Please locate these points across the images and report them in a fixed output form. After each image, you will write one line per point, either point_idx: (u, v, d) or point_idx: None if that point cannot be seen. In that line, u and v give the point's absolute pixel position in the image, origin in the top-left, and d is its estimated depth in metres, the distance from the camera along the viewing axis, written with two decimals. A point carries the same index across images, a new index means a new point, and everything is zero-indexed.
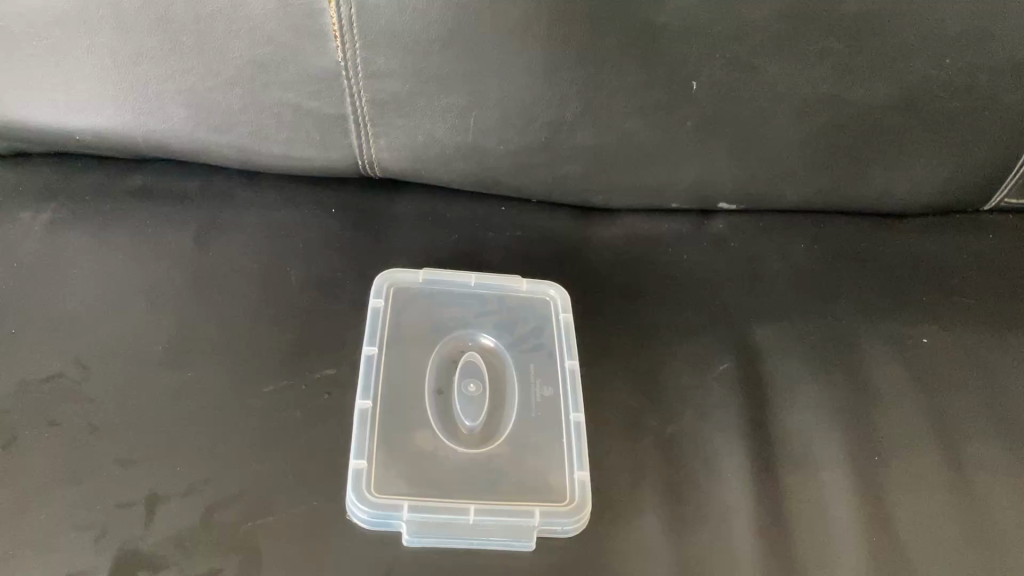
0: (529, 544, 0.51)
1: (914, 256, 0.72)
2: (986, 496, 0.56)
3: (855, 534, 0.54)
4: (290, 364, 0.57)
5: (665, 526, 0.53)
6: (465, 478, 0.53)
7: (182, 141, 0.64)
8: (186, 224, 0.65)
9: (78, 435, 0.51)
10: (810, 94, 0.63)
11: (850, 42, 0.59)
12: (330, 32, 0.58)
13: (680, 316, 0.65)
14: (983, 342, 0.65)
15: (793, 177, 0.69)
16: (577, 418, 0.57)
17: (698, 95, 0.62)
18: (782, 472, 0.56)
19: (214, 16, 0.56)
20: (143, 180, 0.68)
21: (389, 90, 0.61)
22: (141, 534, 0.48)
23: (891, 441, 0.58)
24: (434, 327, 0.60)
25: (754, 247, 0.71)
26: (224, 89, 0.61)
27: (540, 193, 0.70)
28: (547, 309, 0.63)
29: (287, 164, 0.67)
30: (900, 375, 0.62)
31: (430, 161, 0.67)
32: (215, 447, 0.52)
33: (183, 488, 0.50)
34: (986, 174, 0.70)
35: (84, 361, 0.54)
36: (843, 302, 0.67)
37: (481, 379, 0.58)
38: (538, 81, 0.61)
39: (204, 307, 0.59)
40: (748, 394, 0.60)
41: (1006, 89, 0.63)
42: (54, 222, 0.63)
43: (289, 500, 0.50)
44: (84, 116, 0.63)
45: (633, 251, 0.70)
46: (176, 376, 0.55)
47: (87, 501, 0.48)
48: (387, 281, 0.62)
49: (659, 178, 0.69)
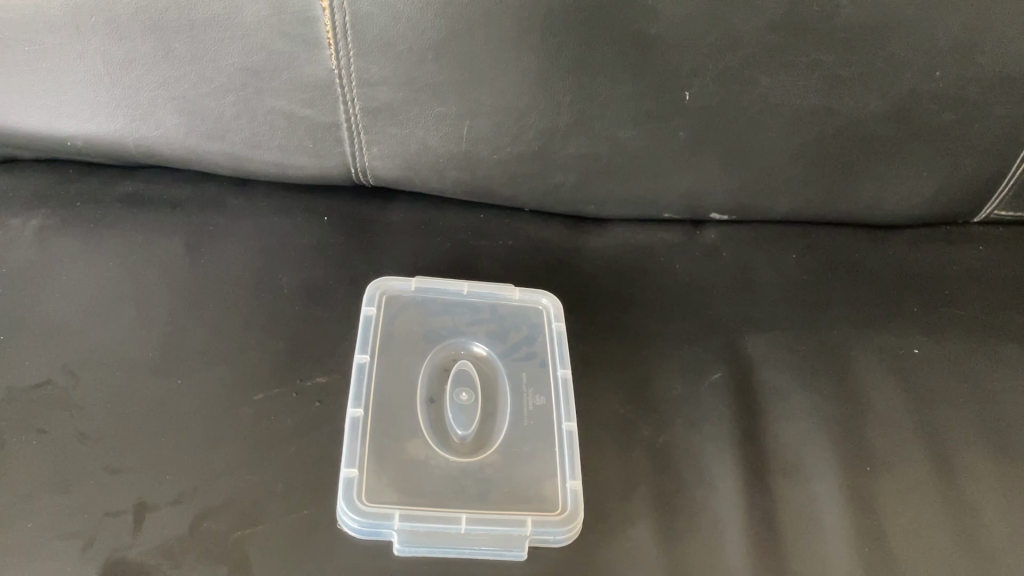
0: (522, 553, 0.51)
1: (905, 267, 0.71)
2: (979, 505, 0.55)
3: (845, 543, 0.53)
4: (281, 371, 0.57)
5: (656, 535, 0.53)
6: (455, 488, 0.52)
7: (174, 146, 0.65)
8: (179, 232, 0.65)
9: (65, 443, 0.51)
10: (802, 106, 0.63)
11: (840, 55, 0.59)
12: (324, 40, 0.57)
13: (671, 325, 0.64)
14: (977, 353, 0.64)
15: (785, 187, 0.69)
16: (570, 426, 0.56)
17: (690, 105, 0.62)
18: (772, 481, 0.56)
19: (207, 24, 0.56)
20: (134, 188, 0.68)
21: (381, 98, 0.61)
22: (129, 543, 0.48)
23: (884, 450, 0.58)
24: (426, 336, 0.60)
25: (745, 257, 0.71)
26: (217, 97, 0.61)
27: (533, 202, 0.70)
28: (539, 317, 0.63)
29: (279, 171, 0.67)
30: (891, 385, 0.62)
31: (423, 169, 0.67)
32: (204, 455, 0.52)
33: (171, 496, 0.50)
34: (979, 185, 0.69)
35: (73, 369, 0.55)
36: (835, 312, 0.67)
37: (473, 388, 0.58)
38: (531, 91, 0.61)
39: (195, 315, 0.59)
40: (740, 403, 0.60)
41: (997, 102, 0.63)
42: (46, 228, 0.63)
43: (278, 509, 0.50)
44: (76, 122, 0.63)
45: (626, 261, 0.70)
46: (165, 384, 0.55)
47: (75, 510, 0.48)
48: (379, 289, 0.62)
49: (652, 186, 0.69)
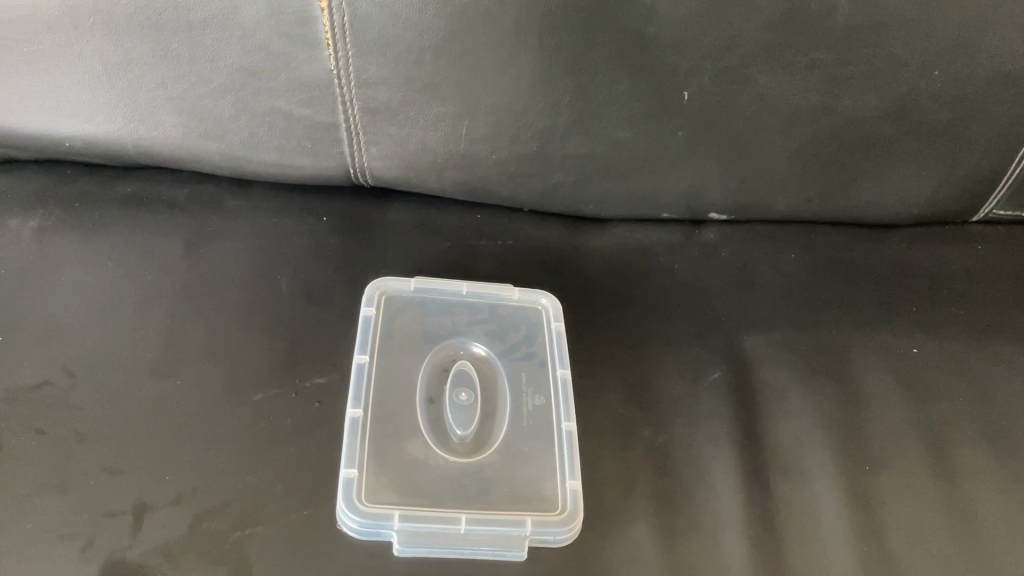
0: (522, 553, 0.51)
1: (903, 266, 0.71)
2: (978, 504, 0.55)
3: (845, 542, 0.53)
4: (280, 371, 0.56)
5: (656, 535, 0.53)
6: (455, 488, 0.52)
7: (172, 147, 0.65)
8: (178, 232, 0.65)
9: (65, 443, 0.51)
10: (800, 105, 0.63)
11: (838, 55, 0.59)
12: (322, 40, 0.57)
13: (670, 325, 0.64)
14: (976, 352, 0.64)
15: (784, 187, 0.69)
16: (569, 426, 0.56)
17: (689, 104, 0.62)
18: (771, 480, 0.56)
19: (205, 24, 0.56)
20: (132, 188, 0.68)
21: (380, 99, 0.61)
22: (129, 544, 0.47)
23: (883, 449, 0.58)
24: (425, 337, 0.60)
25: (745, 256, 0.71)
26: (216, 97, 0.61)
27: (531, 202, 0.70)
28: (538, 317, 0.63)
29: (278, 171, 0.67)
30: (890, 384, 0.62)
31: (422, 170, 0.67)
32: (204, 455, 0.52)
33: (171, 497, 0.50)
34: (977, 184, 0.69)
35: (72, 369, 0.55)
36: (833, 312, 0.67)
37: (472, 388, 0.58)
38: (530, 91, 0.61)
39: (194, 315, 0.59)
40: (739, 403, 0.60)
41: (994, 101, 0.63)
42: (44, 229, 0.63)
43: (278, 509, 0.50)
44: (74, 123, 0.63)
45: (624, 261, 0.70)
46: (164, 384, 0.55)
47: (75, 510, 0.48)
48: (378, 289, 0.62)
49: (650, 186, 0.69)
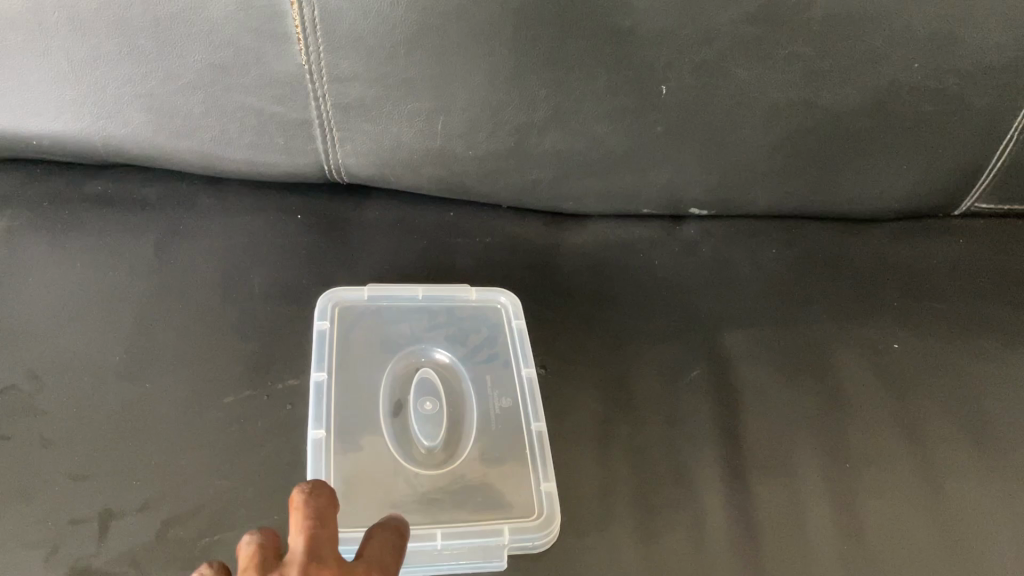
0: (502, 563, 0.50)
1: (885, 261, 0.71)
2: (961, 501, 0.55)
3: (826, 541, 0.53)
4: (252, 373, 0.55)
5: (634, 535, 0.52)
6: (428, 502, 0.51)
7: (142, 145, 0.63)
8: (149, 232, 0.64)
9: (29, 449, 0.50)
10: (779, 99, 0.62)
11: (817, 48, 0.58)
12: (293, 35, 0.56)
13: (649, 322, 0.64)
14: (958, 347, 0.63)
15: (764, 181, 0.68)
16: (539, 427, 0.55)
17: (667, 99, 0.61)
18: (751, 479, 0.55)
19: (172, 19, 0.55)
20: (102, 187, 0.67)
21: (353, 94, 0.60)
22: (93, 552, 0.46)
23: (864, 446, 0.57)
24: (385, 347, 0.59)
25: (726, 252, 0.70)
26: (186, 94, 0.60)
27: (510, 199, 0.69)
28: (498, 316, 0.62)
29: (251, 169, 0.66)
30: (871, 380, 0.61)
31: (397, 166, 0.66)
32: (173, 460, 0.51)
33: (138, 503, 0.48)
34: (959, 178, 0.68)
35: (38, 372, 0.53)
36: (814, 308, 0.66)
37: (436, 397, 0.57)
38: (505, 85, 0.60)
39: (164, 316, 0.58)
40: (719, 400, 0.59)
41: (974, 94, 0.62)
42: (11, 230, 0.62)
43: (248, 514, 0.49)
44: (41, 121, 0.61)
45: (604, 258, 0.69)
46: (132, 387, 0.54)
47: (39, 519, 0.47)
48: (331, 303, 0.60)
49: (630, 182, 0.68)
